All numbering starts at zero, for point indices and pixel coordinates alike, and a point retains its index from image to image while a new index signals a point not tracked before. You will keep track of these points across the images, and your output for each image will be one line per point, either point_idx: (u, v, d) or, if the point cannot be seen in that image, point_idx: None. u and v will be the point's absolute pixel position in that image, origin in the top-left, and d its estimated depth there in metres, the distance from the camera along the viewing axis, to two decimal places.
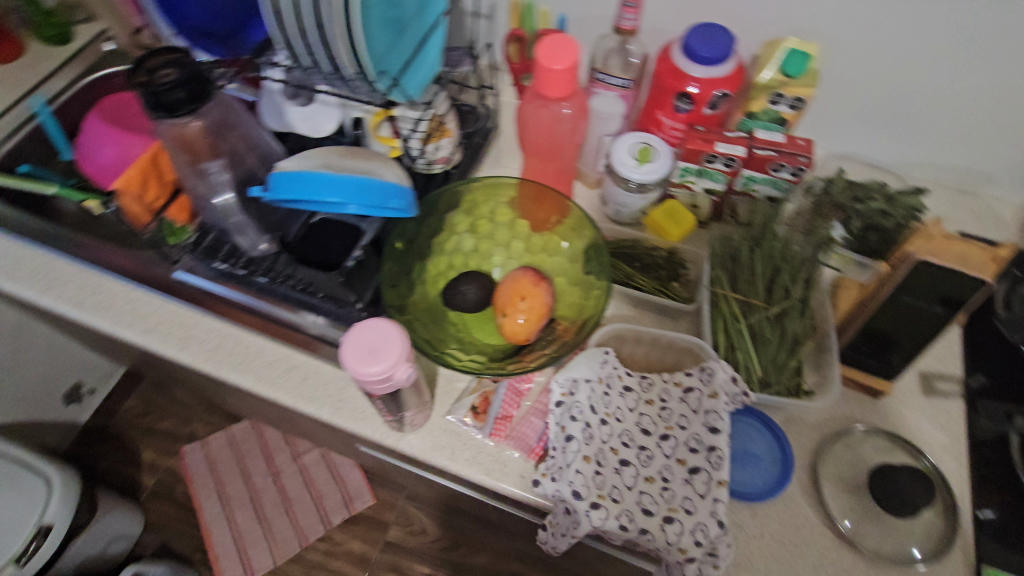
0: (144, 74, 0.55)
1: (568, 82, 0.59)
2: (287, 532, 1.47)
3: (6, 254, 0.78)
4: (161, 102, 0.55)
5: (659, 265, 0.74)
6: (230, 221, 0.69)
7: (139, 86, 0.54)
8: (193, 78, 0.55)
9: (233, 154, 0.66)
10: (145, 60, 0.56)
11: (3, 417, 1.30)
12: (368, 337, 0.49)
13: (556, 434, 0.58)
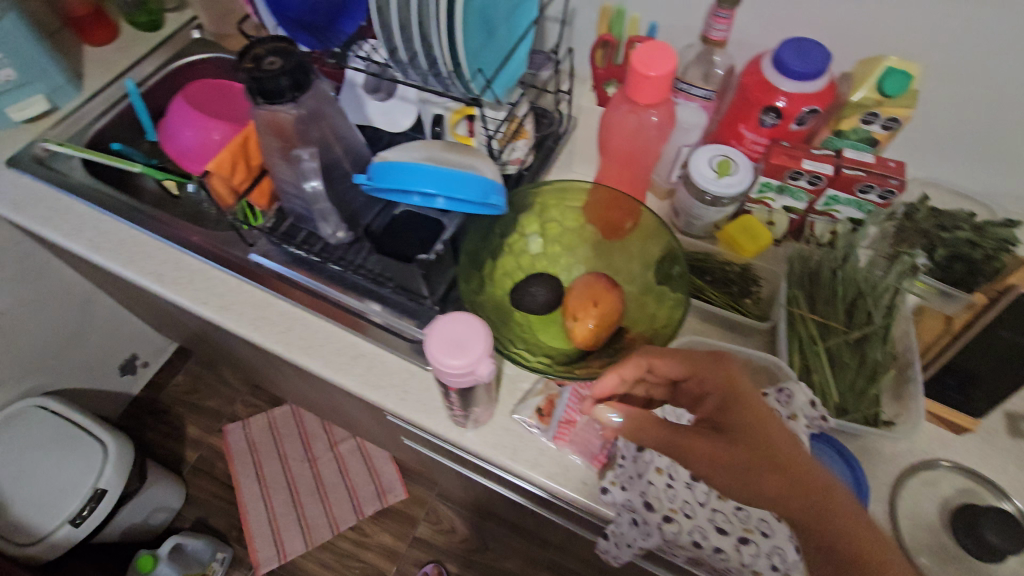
0: (250, 60, 0.57)
1: (660, 88, 0.59)
2: (320, 520, 1.48)
3: (94, 225, 0.81)
4: (264, 87, 0.56)
5: (733, 280, 0.72)
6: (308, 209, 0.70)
7: (246, 71, 0.56)
8: (296, 67, 0.57)
9: (321, 142, 0.64)
10: (251, 46, 0.57)
11: (65, 382, 1.34)
12: (450, 332, 0.50)
13: (625, 444, 0.58)
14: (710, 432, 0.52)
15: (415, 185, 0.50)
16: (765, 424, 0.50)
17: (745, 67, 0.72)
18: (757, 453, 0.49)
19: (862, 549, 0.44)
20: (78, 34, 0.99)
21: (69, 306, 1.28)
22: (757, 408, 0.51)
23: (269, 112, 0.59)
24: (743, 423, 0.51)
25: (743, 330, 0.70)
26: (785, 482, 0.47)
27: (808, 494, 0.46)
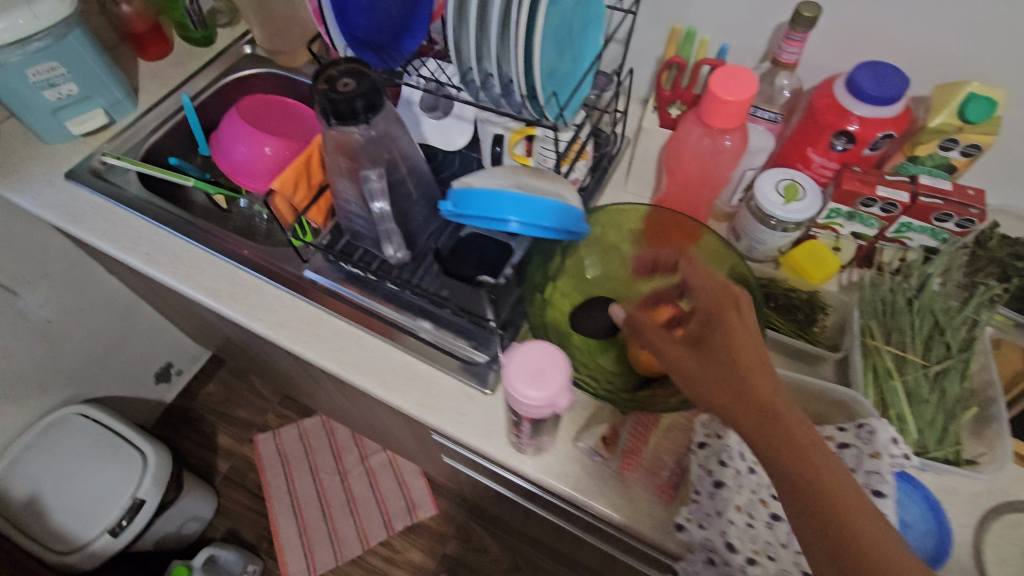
0: (325, 82, 0.57)
1: (737, 113, 0.57)
2: (352, 535, 1.47)
3: (149, 238, 0.81)
4: (339, 109, 0.56)
5: (800, 307, 0.70)
6: (370, 228, 0.69)
7: (321, 92, 0.55)
8: (371, 90, 0.56)
9: (389, 164, 0.64)
10: (326, 67, 0.57)
11: (104, 390, 1.35)
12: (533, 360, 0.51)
13: (701, 478, 0.56)
14: (687, 350, 0.47)
15: (502, 210, 0.51)
16: (747, 344, 0.45)
17: (816, 89, 0.70)
18: (726, 373, 0.44)
19: (826, 493, 0.39)
20: (134, 48, 1.00)
21: (111, 315, 1.29)
22: (739, 326, 0.46)
23: (339, 133, 0.59)
24: (718, 345, 0.45)
25: (813, 357, 0.69)
26: (753, 414, 0.42)
27: (765, 415, 0.42)
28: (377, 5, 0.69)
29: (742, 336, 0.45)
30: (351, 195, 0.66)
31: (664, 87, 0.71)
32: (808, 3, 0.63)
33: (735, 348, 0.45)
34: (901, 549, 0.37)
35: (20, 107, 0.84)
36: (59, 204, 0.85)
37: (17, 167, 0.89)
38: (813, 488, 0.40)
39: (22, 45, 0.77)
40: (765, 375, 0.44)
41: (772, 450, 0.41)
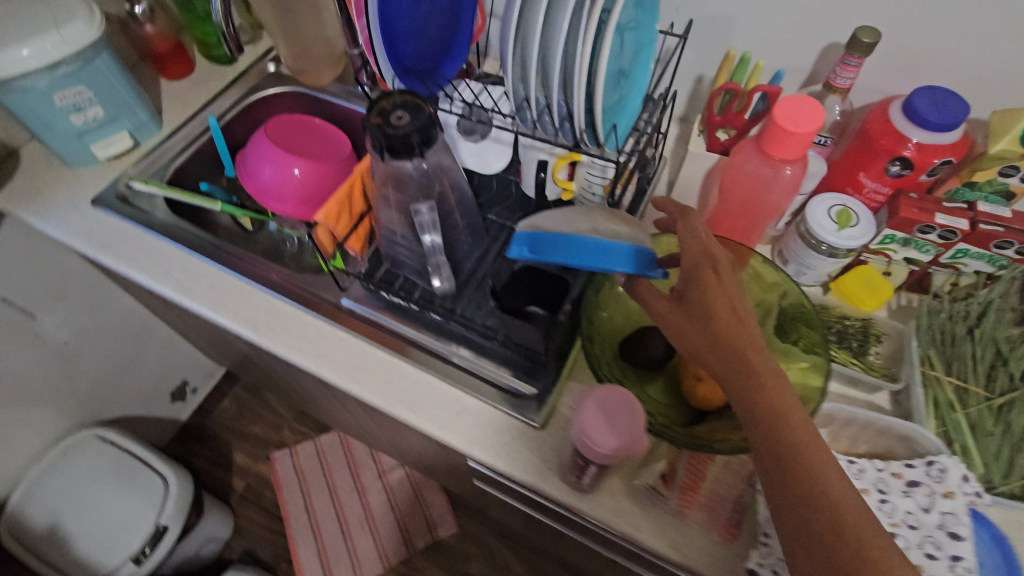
0: (378, 115, 0.55)
1: (801, 145, 0.56)
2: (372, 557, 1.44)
3: (181, 267, 0.80)
4: (395, 144, 0.54)
5: (852, 335, 0.69)
6: (418, 260, 0.68)
7: (375, 126, 0.54)
8: (426, 123, 0.55)
9: (440, 198, 0.63)
10: (378, 99, 0.56)
11: (120, 412, 1.32)
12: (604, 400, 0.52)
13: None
14: (674, 306, 0.49)
15: (586, 256, 0.52)
16: (725, 302, 0.46)
17: (869, 113, 0.69)
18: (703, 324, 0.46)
19: (790, 434, 0.41)
20: (156, 68, 0.98)
21: (128, 336, 1.26)
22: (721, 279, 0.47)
23: (392, 168, 0.58)
24: (697, 298, 0.47)
25: (870, 387, 0.67)
26: (727, 364, 0.44)
27: (743, 369, 0.44)
28: (424, 31, 0.67)
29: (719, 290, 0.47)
30: (400, 227, 0.64)
31: (714, 113, 0.68)
32: (865, 29, 0.62)
33: (715, 302, 0.46)
34: (855, 490, 0.39)
35: (46, 131, 0.82)
36: (87, 231, 0.83)
37: (41, 193, 0.87)
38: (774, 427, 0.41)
39: (50, 70, 0.75)
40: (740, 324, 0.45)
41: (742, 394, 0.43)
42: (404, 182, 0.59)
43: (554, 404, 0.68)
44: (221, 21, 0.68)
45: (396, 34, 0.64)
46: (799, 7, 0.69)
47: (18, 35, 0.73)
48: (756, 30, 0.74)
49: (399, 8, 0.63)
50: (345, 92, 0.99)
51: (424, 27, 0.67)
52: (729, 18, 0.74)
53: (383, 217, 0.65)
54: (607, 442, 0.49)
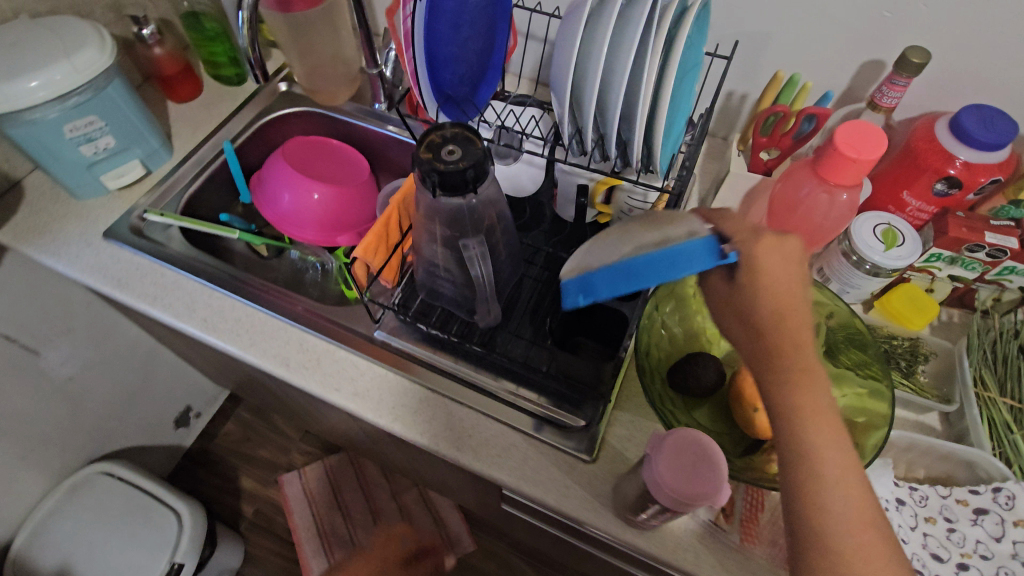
0: (429, 150, 0.54)
1: (861, 172, 0.56)
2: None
3: (206, 304, 0.77)
4: (449, 180, 0.53)
5: (901, 355, 0.68)
6: (464, 293, 0.68)
7: (427, 163, 0.53)
8: (478, 157, 0.54)
9: (487, 232, 0.62)
10: (427, 134, 0.55)
11: (125, 443, 1.27)
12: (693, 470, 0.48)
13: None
14: (723, 283, 0.46)
15: (637, 277, 0.44)
16: (771, 284, 0.43)
17: (913, 129, 0.68)
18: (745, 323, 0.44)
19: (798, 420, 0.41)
20: (163, 91, 0.94)
21: (132, 364, 1.21)
22: (769, 269, 0.43)
23: (443, 204, 0.57)
24: (749, 293, 0.43)
25: (920, 407, 0.66)
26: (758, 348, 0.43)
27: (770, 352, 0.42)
28: (465, 57, 0.65)
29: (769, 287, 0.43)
30: (446, 261, 0.64)
31: (761, 135, 0.68)
32: (914, 48, 0.61)
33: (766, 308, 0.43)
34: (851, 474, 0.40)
35: (55, 162, 0.78)
36: (102, 267, 0.79)
37: (49, 228, 0.83)
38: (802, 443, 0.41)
39: (60, 101, 0.72)
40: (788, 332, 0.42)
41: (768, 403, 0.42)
42: (454, 217, 0.59)
43: (603, 435, 0.66)
44: (247, 46, 0.66)
45: (440, 61, 0.62)
46: (839, 23, 0.68)
47: (27, 66, 0.70)
48: (793, 47, 0.72)
49: (444, 35, 0.60)
50: (361, 111, 0.96)
51: (464, 53, 0.64)
52: (765, 35, 0.72)
53: (426, 249, 0.64)
54: (705, 494, 0.47)
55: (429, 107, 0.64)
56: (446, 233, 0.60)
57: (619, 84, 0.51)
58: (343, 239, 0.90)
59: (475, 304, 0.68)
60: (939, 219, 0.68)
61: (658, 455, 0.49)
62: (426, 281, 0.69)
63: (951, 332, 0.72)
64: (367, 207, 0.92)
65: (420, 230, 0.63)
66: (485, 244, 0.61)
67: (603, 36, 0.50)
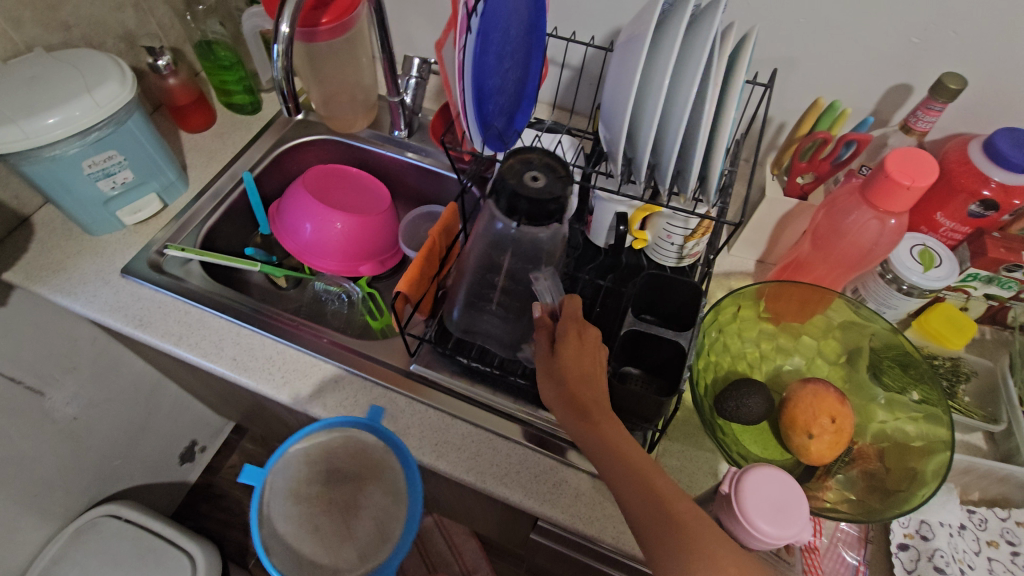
0: (512, 176, 0.52)
1: (910, 200, 0.57)
2: (372, 532, 0.70)
3: (232, 342, 0.74)
4: (535, 209, 0.51)
5: (943, 374, 0.69)
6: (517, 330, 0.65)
7: (513, 190, 0.51)
8: (564, 187, 0.52)
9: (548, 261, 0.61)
10: (513, 155, 0.53)
11: (126, 483, 1.21)
12: (769, 494, 0.47)
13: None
14: (546, 351, 0.56)
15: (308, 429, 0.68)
16: (584, 356, 0.54)
17: (945, 151, 0.69)
18: (558, 381, 0.54)
19: (642, 483, 0.47)
20: (176, 122, 0.92)
21: (137, 400, 1.16)
22: (578, 346, 0.55)
23: (519, 229, 0.57)
24: (559, 361, 0.54)
25: (966, 427, 0.66)
26: (597, 443, 0.50)
27: (616, 460, 0.49)
28: (505, 88, 0.64)
29: (577, 353, 0.54)
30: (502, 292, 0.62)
31: (800, 160, 0.68)
32: (949, 75, 0.62)
33: (581, 355, 0.54)
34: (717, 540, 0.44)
35: (71, 201, 0.76)
36: (122, 306, 0.76)
37: (62, 267, 0.79)
38: (642, 492, 0.47)
39: (80, 136, 0.70)
40: (594, 380, 0.53)
41: (603, 448, 0.50)
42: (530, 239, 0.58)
43: None
44: (281, 77, 0.63)
45: (485, 93, 0.61)
46: (868, 50, 0.68)
47: (45, 102, 0.68)
48: (823, 72, 0.73)
49: (489, 67, 0.60)
50: (378, 138, 0.95)
51: (504, 84, 0.64)
52: (792, 60, 0.73)
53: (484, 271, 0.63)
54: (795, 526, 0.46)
55: (474, 141, 0.64)
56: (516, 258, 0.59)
57: (682, 113, 0.51)
58: (366, 268, 0.89)
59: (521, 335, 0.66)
60: (974, 240, 0.69)
61: (745, 499, 0.47)
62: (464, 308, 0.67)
63: (986, 349, 0.73)
64: (389, 235, 0.90)
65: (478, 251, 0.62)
66: (555, 277, 0.61)
67: (666, 63, 0.50)
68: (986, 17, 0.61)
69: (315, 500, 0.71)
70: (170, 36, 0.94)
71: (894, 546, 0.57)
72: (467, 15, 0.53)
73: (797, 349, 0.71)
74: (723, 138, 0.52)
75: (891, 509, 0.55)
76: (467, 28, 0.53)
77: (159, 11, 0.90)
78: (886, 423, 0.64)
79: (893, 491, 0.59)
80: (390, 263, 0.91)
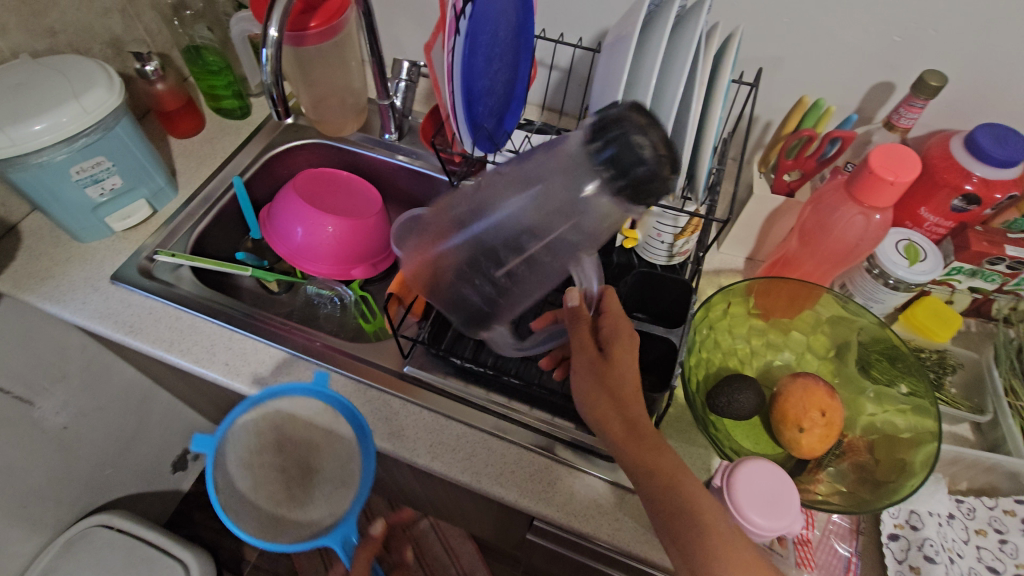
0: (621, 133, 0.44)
1: (894, 195, 0.58)
2: (333, 494, 0.65)
3: (225, 347, 0.74)
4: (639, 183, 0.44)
5: (930, 366, 0.70)
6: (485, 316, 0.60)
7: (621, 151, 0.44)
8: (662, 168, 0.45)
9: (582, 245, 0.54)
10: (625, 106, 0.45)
11: (118, 492, 1.20)
12: (762, 487, 0.48)
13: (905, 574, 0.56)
14: (595, 355, 0.54)
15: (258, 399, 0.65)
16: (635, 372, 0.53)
17: (927, 147, 0.70)
18: (612, 392, 0.51)
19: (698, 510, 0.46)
20: (164, 127, 0.92)
21: (128, 408, 1.15)
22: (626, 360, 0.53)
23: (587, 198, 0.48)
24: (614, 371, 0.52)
25: (953, 418, 0.68)
26: (653, 462, 0.48)
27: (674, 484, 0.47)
28: (494, 89, 0.65)
29: (630, 365, 0.53)
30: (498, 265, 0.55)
31: (786, 157, 0.69)
32: (931, 72, 0.63)
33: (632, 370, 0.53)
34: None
35: (59, 208, 0.75)
36: (112, 313, 0.76)
37: (51, 274, 0.79)
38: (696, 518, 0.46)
39: (68, 143, 0.70)
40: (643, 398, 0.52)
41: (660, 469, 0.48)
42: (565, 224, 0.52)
43: None
44: (270, 81, 0.63)
45: (475, 95, 0.62)
46: (851, 48, 0.70)
47: (32, 109, 0.67)
48: (808, 71, 0.74)
49: (479, 69, 0.60)
50: (368, 141, 0.95)
51: (494, 86, 0.65)
52: (777, 59, 0.74)
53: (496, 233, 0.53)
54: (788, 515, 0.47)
55: (464, 142, 0.64)
56: (541, 239, 0.52)
57: (670, 111, 0.52)
58: (358, 272, 0.88)
59: (485, 318, 0.60)
60: (958, 234, 0.70)
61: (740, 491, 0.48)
62: (447, 276, 0.58)
63: (972, 341, 0.74)
64: (380, 238, 0.90)
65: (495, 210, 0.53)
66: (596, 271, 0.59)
67: (653, 63, 0.51)
68: (964, 15, 0.63)
69: (269, 470, 0.65)
70: (158, 41, 0.94)
71: (884, 536, 0.58)
72: (456, 17, 0.53)
73: (786, 344, 0.72)
74: (710, 137, 0.53)
75: (881, 499, 0.56)
76: (455, 30, 0.54)
77: (146, 17, 0.90)
78: (875, 415, 0.65)
79: (883, 482, 0.59)
80: (382, 266, 0.91)
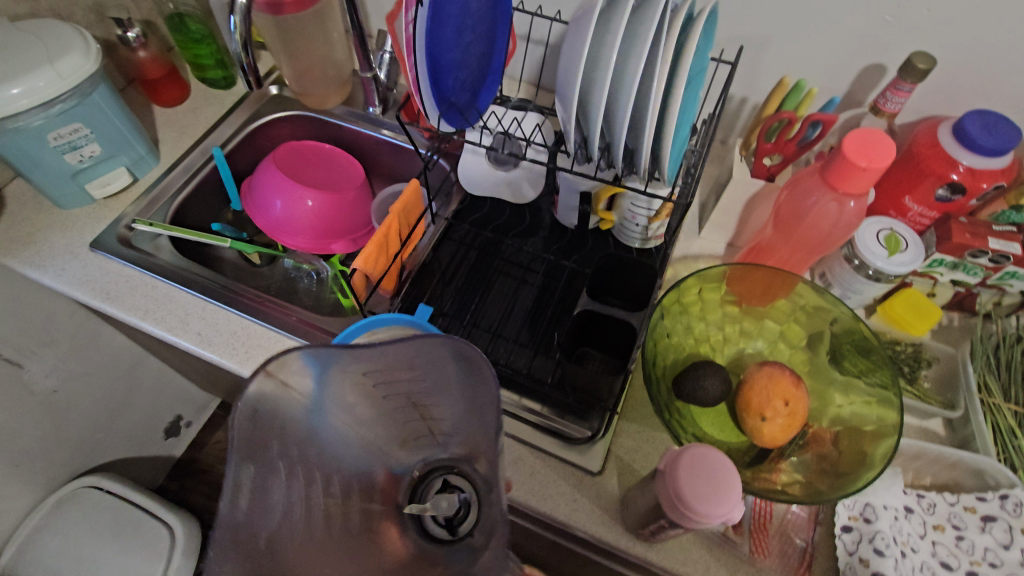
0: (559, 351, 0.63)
1: (869, 181, 0.56)
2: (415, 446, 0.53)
3: (197, 316, 0.75)
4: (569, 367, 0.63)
5: (903, 360, 0.68)
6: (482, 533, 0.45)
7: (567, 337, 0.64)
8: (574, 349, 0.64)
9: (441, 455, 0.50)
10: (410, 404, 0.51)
11: (108, 455, 1.23)
12: (694, 479, 0.47)
13: (854, 567, 0.56)
14: None
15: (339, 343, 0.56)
16: None
17: (915, 134, 0.68)
18: None
19: None
20: (147, 96, 0.91)
21: (116, 375, 1.16)
22: None
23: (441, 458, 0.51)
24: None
25: (924, 413, 0.66)
26: None
27: None
28: (466, 63, 0.63)
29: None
30: (472, 524, 0.46)
31: (765, 142, 0.67)
32: (919, 54, 0.61)
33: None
34: None
35: (38, 175, 0.76)
36: (90, 280, 0.76)
37: (30, 240, 0.79)
38: None
39: (44, 108, 0.70)
40: None
41: None
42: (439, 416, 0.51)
43: (609, 445, 0.65)
44: (239, 50, 0.62)
45: (442, 68, 0.61)
46: (841, 28, 0.67)
47: (6, 74, 0.67)
48: (795, 51, 0.71)
49: (447, 40, 0.59)
50: (352, 115, 0.94)
51: (466, 59, 0.63)
52: (764, 38, 0.71)
53: (466, 476, 0.50)
54: (717, 467, 0.47)
55: (431, 116, 0.63)
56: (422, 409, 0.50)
57: (630, 88, 0.51)
58: (338, 246, 0.88)
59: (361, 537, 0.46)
60: (941, 225, 0.68)
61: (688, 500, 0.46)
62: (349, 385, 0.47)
63: (951, 336, 0.73)
64: (363, 212, 0.90)
65: (468, 388, 0.48)
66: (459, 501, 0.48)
67: (614, 37, 0.49)
68: None
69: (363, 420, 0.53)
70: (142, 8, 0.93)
71: (837, 527, 0.58)
72: None
73: (759, 333, 0.71)
74: (672, 115, 0.52)
75: (833, 492, 0.55)
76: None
77: None
78: (842, 407, 0.64)
79: (843, 473, 0.59)
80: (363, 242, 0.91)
